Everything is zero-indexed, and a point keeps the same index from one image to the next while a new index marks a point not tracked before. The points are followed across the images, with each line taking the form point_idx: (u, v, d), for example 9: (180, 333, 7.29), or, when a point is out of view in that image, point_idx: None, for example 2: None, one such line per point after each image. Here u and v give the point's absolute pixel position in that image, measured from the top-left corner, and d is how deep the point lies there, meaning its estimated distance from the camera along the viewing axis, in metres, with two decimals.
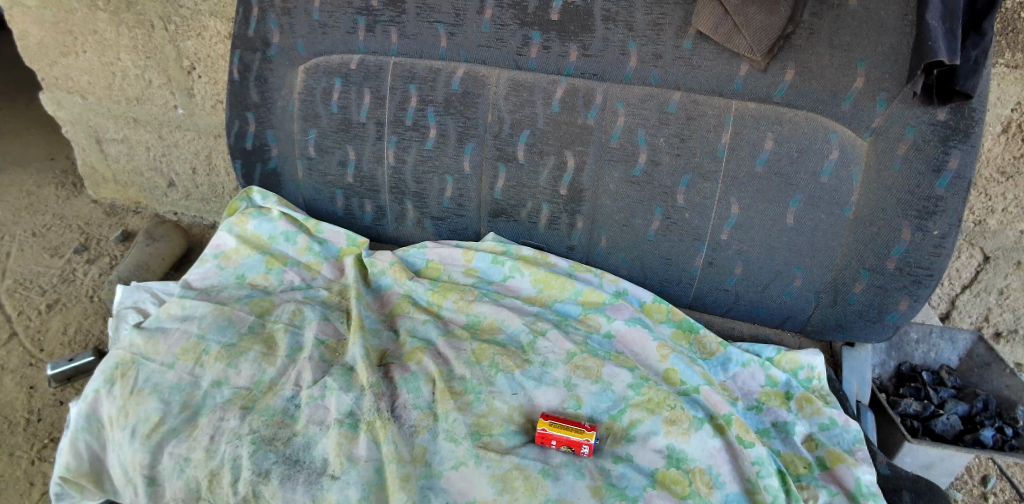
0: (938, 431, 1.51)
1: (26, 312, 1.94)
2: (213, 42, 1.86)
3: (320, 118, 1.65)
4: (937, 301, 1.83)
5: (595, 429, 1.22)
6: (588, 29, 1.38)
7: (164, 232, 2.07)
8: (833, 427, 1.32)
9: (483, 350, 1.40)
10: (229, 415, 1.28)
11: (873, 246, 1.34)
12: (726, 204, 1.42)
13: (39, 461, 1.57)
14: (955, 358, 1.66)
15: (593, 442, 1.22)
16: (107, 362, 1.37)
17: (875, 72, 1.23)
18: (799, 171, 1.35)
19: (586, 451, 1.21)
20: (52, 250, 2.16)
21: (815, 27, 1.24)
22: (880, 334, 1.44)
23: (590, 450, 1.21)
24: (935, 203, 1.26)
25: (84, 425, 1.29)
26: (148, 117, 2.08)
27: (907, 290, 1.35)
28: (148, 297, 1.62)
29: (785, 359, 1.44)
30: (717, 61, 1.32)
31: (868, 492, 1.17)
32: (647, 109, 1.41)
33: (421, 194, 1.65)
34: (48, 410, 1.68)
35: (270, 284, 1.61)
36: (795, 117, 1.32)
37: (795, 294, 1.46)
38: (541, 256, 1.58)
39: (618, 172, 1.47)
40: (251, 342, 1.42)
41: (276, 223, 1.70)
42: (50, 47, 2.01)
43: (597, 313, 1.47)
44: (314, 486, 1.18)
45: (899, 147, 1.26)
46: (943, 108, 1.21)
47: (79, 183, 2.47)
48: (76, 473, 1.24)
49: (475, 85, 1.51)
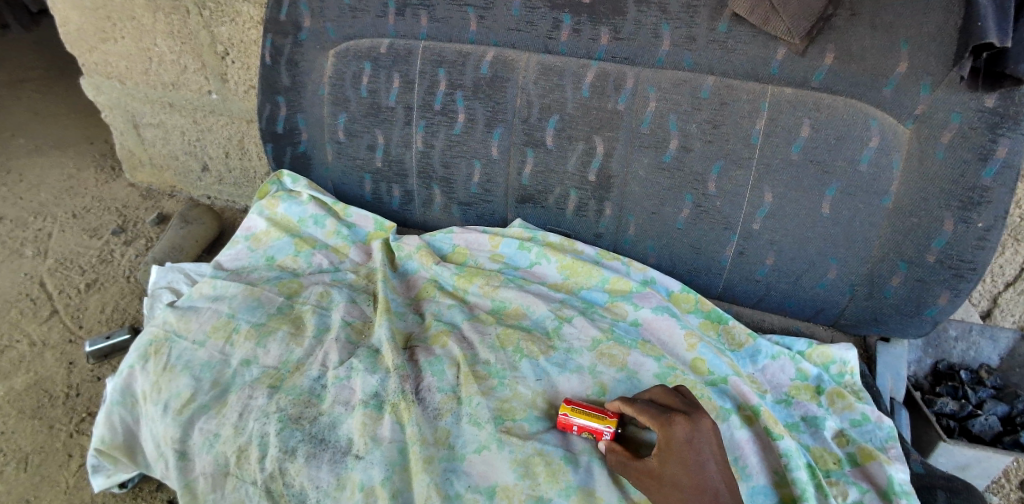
0: (975, 432, 1.47)
1: (66, 291, 2.00)
2: (246, 28, 1.88)
3: (350, 102, 1.66)
4: (978, 298, 1.77)
5: (616, 415, 1.19)
6: (620, 12, 1.35)
7: (198, 214, 2.11)
8: (865, 423, 1.29)
9: (508, 335, 1.40)
10: (258, 394, 1.30)
11: (913, 237, 1.29)
12: (760, 191, 1.38)
13: (77, 435, 1.61)
14: (996, 357, 1.61)
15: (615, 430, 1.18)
16: (142, 339, 1.41)
17: (919, 55, 1.18)
18: (836, 159, 1.31)
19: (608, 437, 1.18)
20: (91, 231, 2.22)
21: (857, 8, 1.20)
22: (917, 329, 1.40)
23: (609, 437, 1.17)
24: (980, 194, 1.21)
25: (119, 400, 1.33)
26: (183, 103, 2.12)
27: (947, 284, 1.30)
28: (181, 278, 1.65)
29: (816, 353, 1.41)
30: (753, 44, 1.29)
31: (901, 490, 1.15)
32: (679, 94, 1.37)
33: (449, 179, 1.65)
34: (85, 385, 1.73)
35: (299, 266, 1.63)
36: (833, 103, 1.28)
37: (829, 287, 1.43)
38: (568, 243, 1.57)
39: (647, 158, 1.44)
40: (279, 322, 1.44)
41: (306, 206, 1.72)
42: (89, 33, 2.06)
43: (623, 300, 1.45)
44: (338, 465, 1.19)
45: (944, 134, 1.21)
46: (991, 94, 1.16)
47: (117, 167, 2.53)
48: (111, 445, 1.30)
49: (504, 69, 1.49)
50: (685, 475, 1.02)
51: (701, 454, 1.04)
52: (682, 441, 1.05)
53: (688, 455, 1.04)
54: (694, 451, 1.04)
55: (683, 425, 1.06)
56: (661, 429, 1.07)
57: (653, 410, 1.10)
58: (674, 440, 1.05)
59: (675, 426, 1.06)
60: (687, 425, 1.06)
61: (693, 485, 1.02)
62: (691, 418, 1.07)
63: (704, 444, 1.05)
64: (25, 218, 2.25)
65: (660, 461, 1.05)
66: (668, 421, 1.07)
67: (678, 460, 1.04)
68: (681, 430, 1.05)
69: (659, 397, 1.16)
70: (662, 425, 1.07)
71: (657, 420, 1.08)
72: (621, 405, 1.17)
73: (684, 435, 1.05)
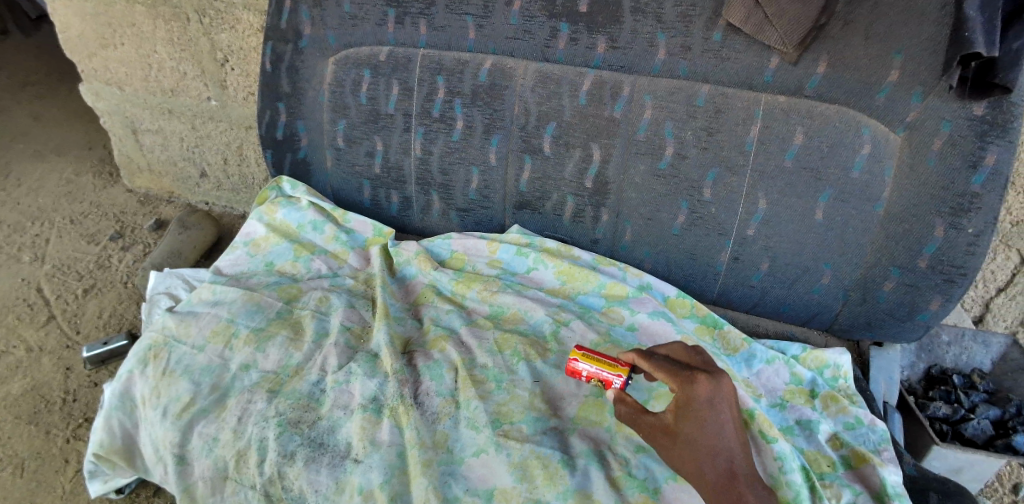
0: (968, 436, 1.49)
1: (63, 296, 2.00)
2: (246, 35, 1.90)
3: (349, 109, 1.67)
4: (971, 304, 1.79)
5: (630, 364, 1.17)
6: (617, 21, 1.37)
7: (197, 220, 2.12)
8: (858, 426, 1.30)
9: (506, 340, 1.41)
10: (257, 398, 1.30)
11: (905, 243, 1.31)
12: (754, 198, 1.40)
13: (73, 440, 1.62)
14: (988, 362, 1.62)
15: (626, 379, 1.17)
16: (141, 344, 1.41)
17: (910, 64, 1.20)
18: (828, 166, 1.33)
19: (617, 386, 1.18)
20: (89, 237, 2.23)
21: (851, 17, 1.22)
22: (910, 334, 1.41)
23: (620, 386, 1.17)
24: (970, 200, 1.23)
25: (117, 404, 1.34)
26: (182, 109, 2.13)
27: (939, 289, 1.32)
28: (179, 283, 1.66)
29: (810, 357, 1.43)
30: (747, 54, 1.31)
31: (894, 492, 1.16)
32: (674, 102, 1.40)
33: (447, 185, 1.66)
34: (82, 391, 1.73)
35: (298, 271, 1.64)
36: (825, 111, 1.30)
37: (823, 292, 1.44)
38: (565, 248, 1.58)
39: (643, 165, 1.46)
40: (279, 326, 1.45)
41: (305, 212, 1.73)
42: (90, 40, 2.07)
43: (620, 306, 1.47)
44: (338, 469, 1.20)
45: (935, 142, 1.23)
46: (980, 103, 1.18)
47: (115, 172, 2.54)
48: (109, 449, 1.31)
49: (502, 77, 1.51)
50: (701, 435, 1.03)
51: (720, 414, 1.03)
52: (702, 401, 1.03)
53: (706, 415, 1.02)
54: (713, 412, 1.02)
55: (704, 385, 1.03)
56: (680, 387, 1.05)
57: (672, 368, 1.08)
58: (693, 399, 1.04)
59: (696, 385, 1.04)
60: (709, 385, 1.03)
61: (708, 445, 1.02)
62: (713, 377, 1.04)
63: (723, 405, 1.03)
64: (23, 224, 2.26)
65: (676, 419, 1.05)
66: (688, 380, 1.05)
67: (695, 419, 1.03)
68: (702, 390, 1.03)
69: (676, 355, 1.15)
70: (683, 383, 1.05)
71: (677, 378, 1.06)
72: (636, 356, 1.15)
73: (704, 395, 1.03)
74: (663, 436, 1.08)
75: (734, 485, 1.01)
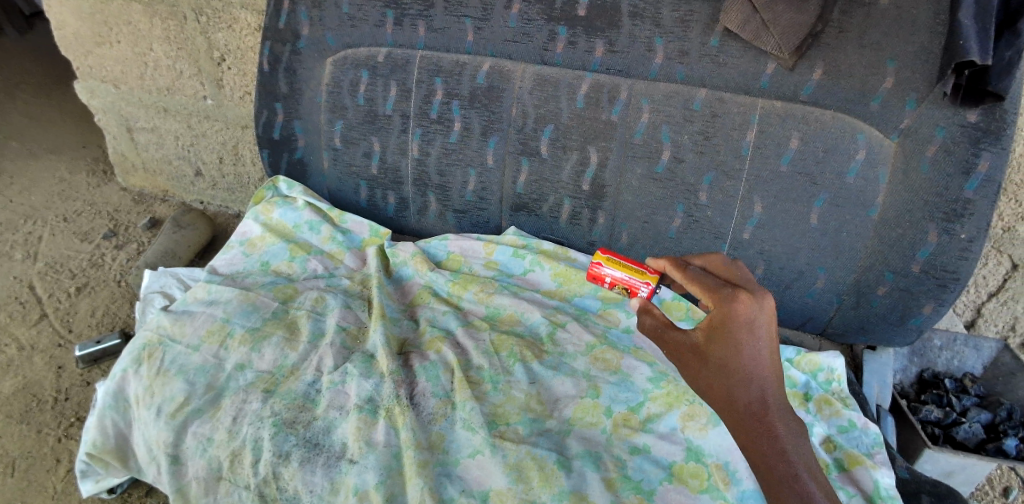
0: (960, 439, 1.50)
1: (56, 294, 1.99)
2: (243, 35, 1.89)
3: (347, 109, 1.67)
4: (963, 308, 1.80)
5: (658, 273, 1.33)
6: (615, 26, 1.38)
7: (191, 219, 2.12)
8: (852, 429, 1.31)
9: (502, 341, 1.42)
10: (252, 398, 1.30)
11: (899, 248, 1.32)
12: (750, 202, 1.41)
13: (65, 439, 1.61)
14: (980, 366, 1.64)
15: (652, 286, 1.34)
16: (136, 343, 1.41)
17: (904, 72, 1.22)
18: (824, 171, 1.34)
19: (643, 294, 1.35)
20: (82, 235, 2.22)
21: (845, 25, 1.23)
22: (904, 338, 1.43)
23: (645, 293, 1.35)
24: (963, 206, 1.24)
25: (111, 403, 1.33)
26: (178, 108, 2.13)
27: (932, 294, 1.33)
28: (174, 282, 1.65)
29: (804, 360, 1.43)
30: (743, 59, 1.32)
31: (886, 495, 1.17)
32: (671, 106, 1.40)
33: (444, 187, 1.67)
34: (74, 390, 1.72)
35: (293, 271, 1.64)
36: (821, 117, 1.31)
37: (817, 296, 1.46)
38: (561, 251, 1.59)
39: (640, 168, 1.47)
40: (275, 327, 1.45)
41: (302, 212, 1.73)
42: (85, 38, 2.07)
43: (616, 308, 1.48)
44: (333, 469, 1.20)
45: (929, 148, 1.24)
46: (974, 110, 1.19)
47: (110, 171, 2.52)
48: (103, 450, 1.30)
49: (500, 79, 1.52)
50: (734, 357, 1.07)
51: (756, 336, 1.06)
52: (741, 321, 1.06)
53: (743, 339, 1.06)
54: (750, 332, 1.05)
55: (743, 304, 1.06)
56: (718, 304, 1.08)
57: (711, 285, 1.11)
58: (731, 318, 1.07)
59: (734, 305, 1.06)
60: (749, 304, 1.06)
61: (740, 371, 1.07)
62: (754, 298, 1.06)
63: (762, 326, 1.06)
64: (15, 222, 2.24)
65: (708, 340, 1.10)
66: (729, 299, 1.07)
67: (730, 341, 1.07)
68: (741, 310, 1.06)
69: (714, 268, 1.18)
70: (721, 302, 1.08)
71: (716, 295, 1.09)
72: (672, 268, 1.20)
73: (743, 315, 1.06)
74: (692, 354, 1.14)
75: (764, 415, 1.08)
